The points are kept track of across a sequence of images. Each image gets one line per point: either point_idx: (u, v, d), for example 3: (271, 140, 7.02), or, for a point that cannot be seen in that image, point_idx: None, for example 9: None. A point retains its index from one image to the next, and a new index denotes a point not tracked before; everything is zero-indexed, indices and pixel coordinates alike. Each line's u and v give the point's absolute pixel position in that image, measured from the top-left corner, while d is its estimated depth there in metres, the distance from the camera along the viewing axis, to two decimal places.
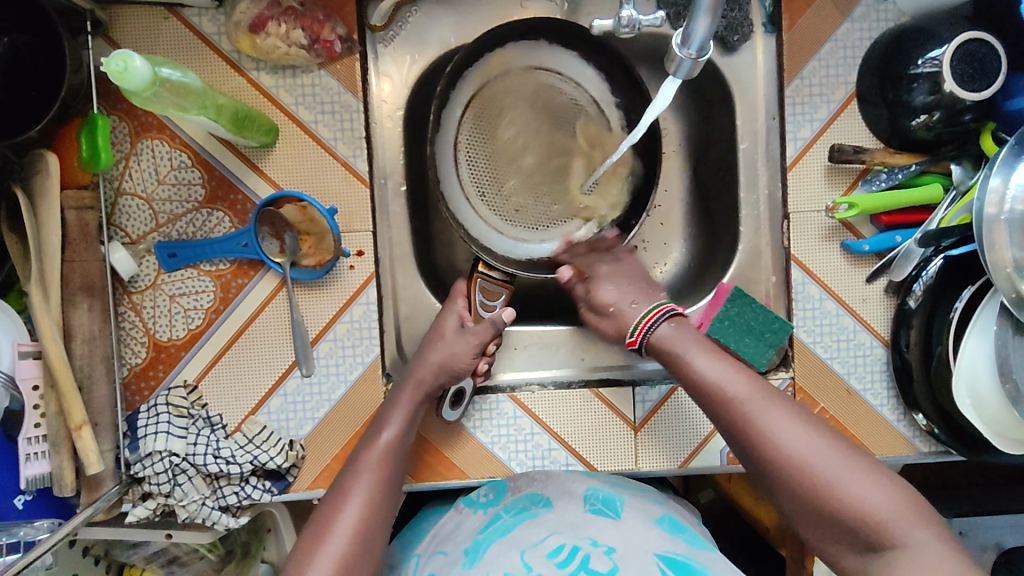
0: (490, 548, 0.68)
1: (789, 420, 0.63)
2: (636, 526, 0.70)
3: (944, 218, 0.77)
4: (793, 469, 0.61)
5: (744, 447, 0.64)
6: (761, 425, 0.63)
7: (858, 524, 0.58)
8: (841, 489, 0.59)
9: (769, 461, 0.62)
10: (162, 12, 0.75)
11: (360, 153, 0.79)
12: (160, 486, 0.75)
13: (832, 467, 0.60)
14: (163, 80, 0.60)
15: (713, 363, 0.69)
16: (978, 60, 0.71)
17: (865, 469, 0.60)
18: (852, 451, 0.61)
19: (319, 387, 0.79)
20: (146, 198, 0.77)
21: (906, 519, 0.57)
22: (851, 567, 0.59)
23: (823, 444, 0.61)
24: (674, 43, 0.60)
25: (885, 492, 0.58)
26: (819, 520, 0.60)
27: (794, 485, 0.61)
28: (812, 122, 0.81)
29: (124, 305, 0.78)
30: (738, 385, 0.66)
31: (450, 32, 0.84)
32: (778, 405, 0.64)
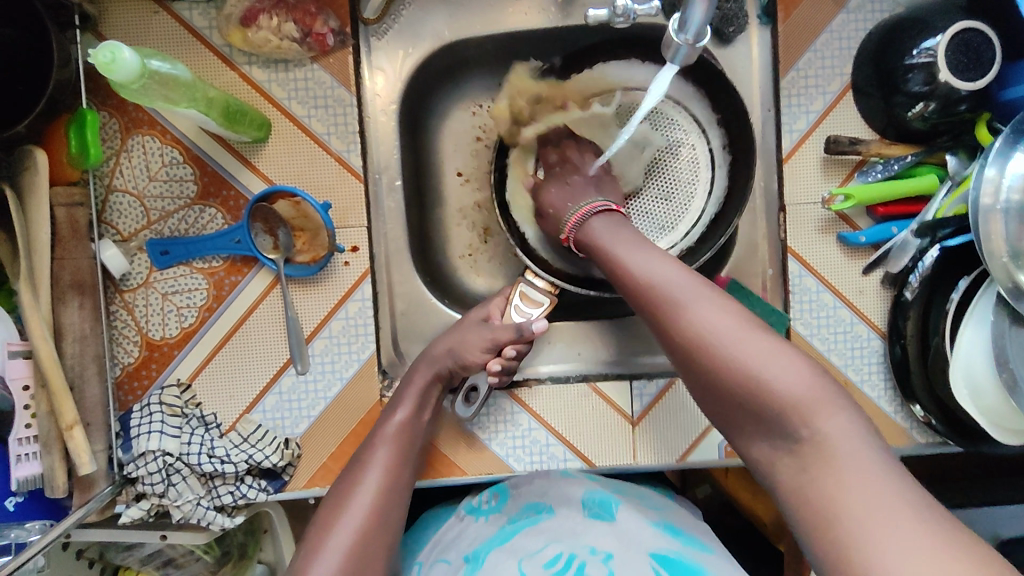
0: (488, 557, 0.68)
1: (706, 300, 0.58)
2: (634, 531, 0.69)
3: (940, 208, 0.77)
4: (703, 351, 0.56)
5: (655, 327, 0.61)
6: (674, 303, 0.59)
7: (770, 409, 0.53)
8: (753, 371, 0.54)
9: (681, 343, 0.58)
10: (152, 6, 0.74)
11: (354, 147, 0.78)
12: (154, 487, 0.74)
13: (750, 348, 0.55)
14: (152, 72, 0.59)
15: (634, 251, 0.65)
16: (973, 50, 0.71)
17: (783, 351, 0.55)
18: (777, 339, 0.56)
19: (314, 385, 0.79)
20: (138, 195, 0.76)
21: (824, 405, 0.52)
22: (764, 459, 0.55)
23: (743, 328, 0.56)
24: (670, 28, 0.59)
25: (804, 376, 0.53)
26: (734, 406, 0.56)
27: (707, 369, 0.56)
28: (808, 113, 0.81)
29: (116, 304, 0.77)
30: (648, 265, 0.63)
31: (443, 25, 0.83)
32: (696, 286, 0.60)
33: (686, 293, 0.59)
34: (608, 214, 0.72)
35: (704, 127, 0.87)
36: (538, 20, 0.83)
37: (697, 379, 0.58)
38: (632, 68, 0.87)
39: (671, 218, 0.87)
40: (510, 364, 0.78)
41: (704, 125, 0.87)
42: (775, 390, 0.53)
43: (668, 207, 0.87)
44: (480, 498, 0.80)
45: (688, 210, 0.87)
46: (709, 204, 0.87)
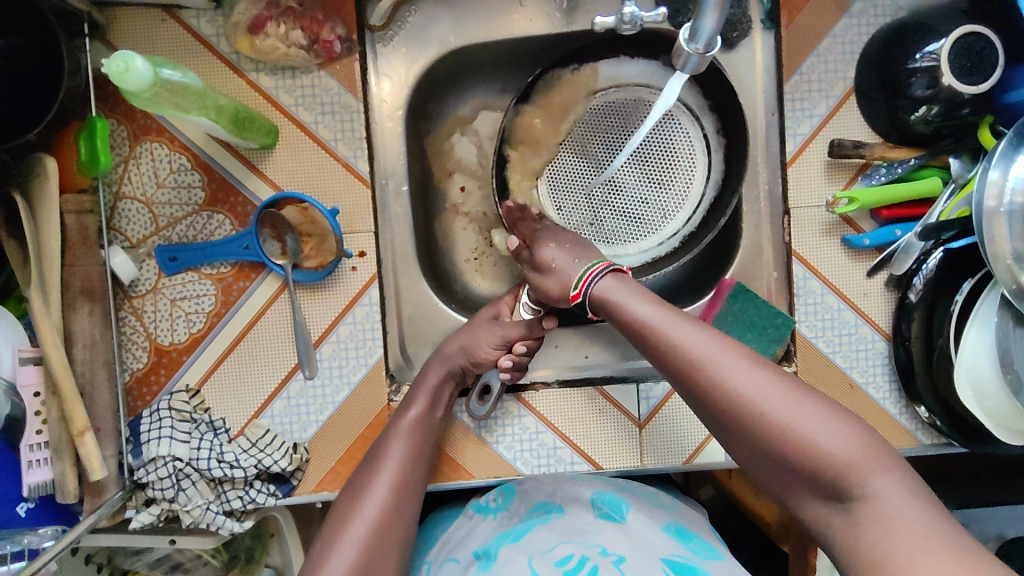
0: (498, 556, 0.68)
1: (742, 365, 0.59)
2: (645, 534, 0.69)
3: (943, 211, 0.77)
4: (747, 418, 0.57)
5: (694, 397, 0.60)
6: (712, 371, 0.59)
7: (823, 473, 0.54)
8: (807, 441, 0.54)
9: (723, 412, 0.58)
10: (160, 14, 0.75)
11: (360, 154, 0.78)
12: (164, 492, 0.75)
13: (792, 414, 0.56)
14: (164, 81, 0.59)
15: (661, 312, 0.64)
16: (976, 54, 0.71)
17: (825, 411, 0.56)
18: (813, 399, 0.57)
19: (322, 390, 0.79)
20: (146, 201, 0.76)
21: (875, 464, 0.53)
22: (817, 521, 0.55)
23: (780, 391, 0.57)
24: (682, 37, 0.59)
25: (847, 437, 0.54)
26: (783, 473, 0.56)
27: (753, 436, 0.57)
28: (811, 117, 0.81)
29: (125, 310, 0.77)
30: (681, 331, 0.62)
31: (449, 31, 0.83)
32: (733, 355, 0.60)
33: (723, 363, 0.59)
34: (620, 273, 0.71)
35: (697, 115, 0.89)
36: (543, 25, 0.83)
37: (740, 446, 0.58)
38: (624, 65, 0.87)
39: (669, 208, 0.89)
40: (521, 360, 0.78)
41: (696, 113, 0.89)
42: (825, 455, 0.54)
43: (667, 198, 0.89)
44: (487, 497, 0.80)
45: (686, 199, 0.89)
46: (707, 191, 0.89)
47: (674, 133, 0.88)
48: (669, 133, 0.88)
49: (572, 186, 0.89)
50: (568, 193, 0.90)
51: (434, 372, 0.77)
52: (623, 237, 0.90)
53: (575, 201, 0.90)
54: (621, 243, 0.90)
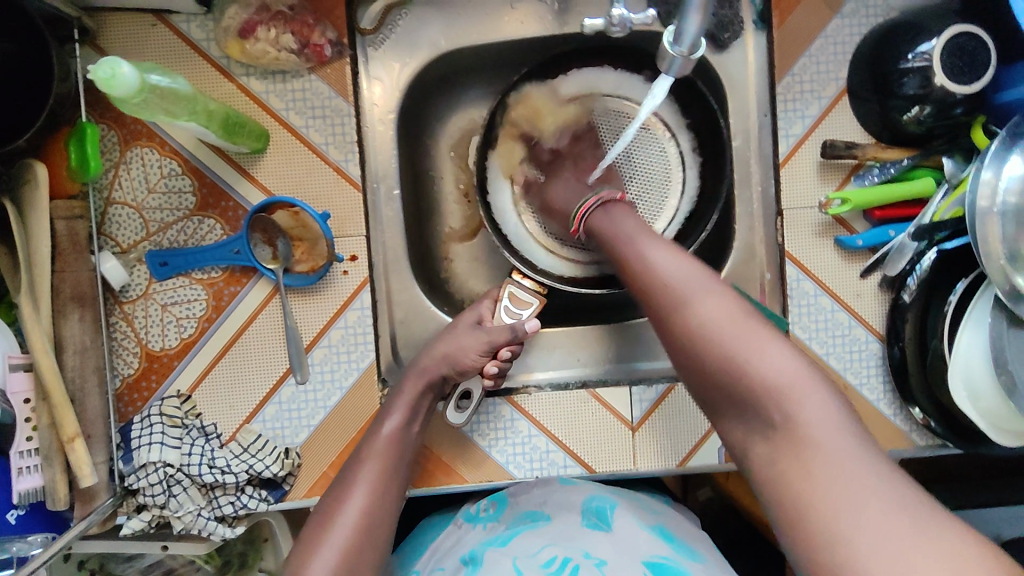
0: (485, 560, 0.70)
1: (697, 286, 0.61)
2: (630, 537, 0.70)
3: (936, 212, 0.77)
4: (689, 334, 0.59)
5: (652, 312, 0.63)
6: (667, 287, 0.61)
7: (748, 390, 0.54)
8: (739, 359, 0.55)
9: (669, 324, 0.61)
10: (150, 18, 0.75)
11: (352, 157, 0.78)
12: (155, 498, 0.74)
13: (734, 335, 0.56)
14: (152, 87, 0.59)
15: (638, 239, 0.67)
16: (967, 54, 0.71)
17: (767, 340, 0.56)
18: (767, 331, 0.57)
19: (314, 394, 0.79)
20: (137, 206, 0.76)
21: (803, 396, 0.53)
22: (746, 447, 0.56)
23: (731, 316, 0.58)
24: (666, 40, 0.57)
25: (784, 367, 0.54)
26: (716, 389, 0.57)
27: (690, 350, 0.58)
28: (803, 118, 0.81)
29: (115, 316, 0.77)
30: (651, 254, 0.65)
31: (440, 34, 0.83)
32: (695, 278, 0.61)
33: (681, 283, 0.61)
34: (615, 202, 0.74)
35: (674, 132, 0.91)
36: (534, 28, 0.83)
37: (681, 361, 0.60)
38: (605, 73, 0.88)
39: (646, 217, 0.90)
40: (506, 366, 0.79)
41: (673, 129, 0.91)
42: (754, 375, 0.54)
43: (643, 208, 0.90)
44: (478, 506, 0.80)
45: (663, 209, 0.90)
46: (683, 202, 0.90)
47: (649, 145, 0.90)
48: (645, 146, 0.90)
49: None
50: None
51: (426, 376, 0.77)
52: None
53: None
54: None
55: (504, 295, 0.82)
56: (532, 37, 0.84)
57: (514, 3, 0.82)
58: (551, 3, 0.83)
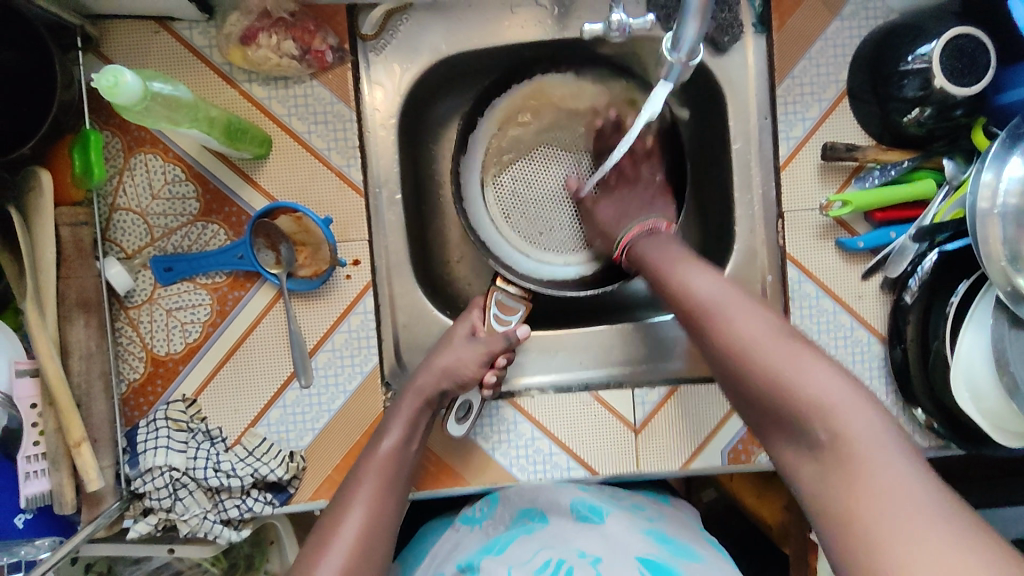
0: (483, 564, 0.72)
1: (738, 309, 0.64)
2: (623, 535, 0.72)
3: (937, 213, 0.77)
4: (734, 355, 0.62)
5: (698, 337, 0.66)
6: (709, 312, 0.65)
7: (793, 408, 0.56)
8: (784, 378, 0.57)
9: (714, 347, 0.64)
10: (153, 25, 0.75)
11: (354, 162, 0.79)
12: (161, 502, 0.75)
13: (776, 355, 0.59)
14: (155, 95, 0.59)
15: (681, 265, 0.71)
16: (967, 55, 0.71)
17: (810, 358, 0.58)
18: (809, 350, 0.59)
19: (318, 398, 0.79)
20: (141, 212, 0.77)
21: (847, 408, 0.54)
22: (795, 465, 0.57)
23: (772, 337, 0.61)
24: (665, 47, 0.56)
25: (826, 383, 0.56)
26: (763, 410, 0.60)
27: (738, 371, 0.61)
28: (804, 120, 0.81)
29: (121, 321, 0.78)
30: (694, 280, 0.68)
31: (441, 39, 0.83)
32: (737, 302, 0.65)
33: (724, 308, 0.64)
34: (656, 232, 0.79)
35: None
36: (535, 32, 0.84)
37: (729, 382, 0.63)
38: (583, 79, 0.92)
39: None
40: (503, 374, 0.81)
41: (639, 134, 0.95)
42: (797, 392, 0.56)
43: None
44: (474, 508, 0.82)
45: None
46: None
47: None
48: None
49: (520, 196, 0.93)
50: (517, 203, 0.93)
51: (430, 377, 0.77)
52: (569, 246, 0.94)
53: (522, 210, 0.94)
54: (568, 252, 0.94)
55: (494, 304, 0.84)
56: (532, 41, 0.85)
57: (514, 7, 0.83)
58: (551, 7, 0.83)
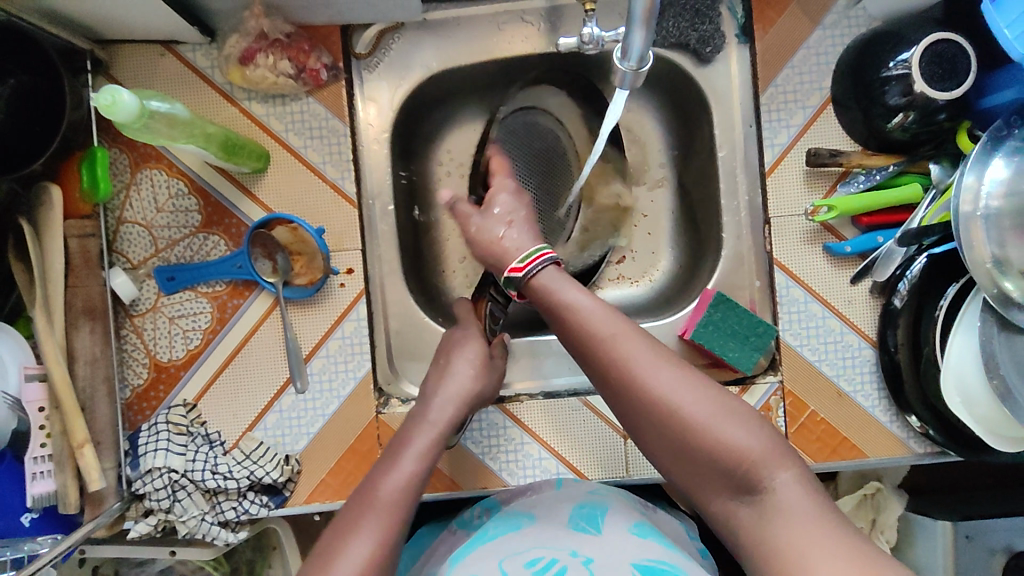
0: (469, 559, 0.67)
1: (646, 351, 0.61)
2: (619, 541, 0.67)
3: (924, 217, 0.77)
4: (662, 413, 0.59)
5: (614, 391, 0.62)
6: (622, 359, 0.61)
7: (726, 466, 0.57)
8: (717, 437, 0.57)
9: (641, 408, 0.60)
10: (158, 49, 0.80)
11: (347, 175, 0.82)
12: (160, 502, 0.78)
13: (699, 410, 0.58)
14: (152, 112, 0.63)
15: (590, 309, 0.64)
16: (947, 60, 0.72)
17: (726, 410, 0.59)
18: (723, 400, 0.60)
19: (313, 403, 0.82)
20: (146, 225, 0.81)
21: (777, 463, 0.57)
22: (729, 520, 0.58)
23: (684, 387, 0.59)
24: (616, 56, 0.57)
25: (748, 437, 0.57)
26: (680, 462, 0.60)
27: (665, 426, 0.59)
28: (788, 128, 0.82)
29: (126, 328, 0.81)
30: (609, 325, 0.63)
31: (432, 56, 0.86)
32: (653, 352, 0.61)
33: (645, 360, 0.60)
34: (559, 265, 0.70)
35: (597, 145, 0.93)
36: (523, 47, 0.86)
37: (642, 433, 0.61)
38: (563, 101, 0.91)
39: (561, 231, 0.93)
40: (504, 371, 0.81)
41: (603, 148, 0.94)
42: (723, 448, 0.57)
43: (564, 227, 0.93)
44: (472, 514, 0.80)
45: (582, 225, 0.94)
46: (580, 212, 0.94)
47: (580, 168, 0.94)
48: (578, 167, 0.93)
49: None
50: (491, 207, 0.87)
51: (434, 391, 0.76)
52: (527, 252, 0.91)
53: None
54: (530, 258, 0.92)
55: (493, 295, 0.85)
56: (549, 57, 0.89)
57: (502, 24, 0.86)
58: (538, 23, 0.86)
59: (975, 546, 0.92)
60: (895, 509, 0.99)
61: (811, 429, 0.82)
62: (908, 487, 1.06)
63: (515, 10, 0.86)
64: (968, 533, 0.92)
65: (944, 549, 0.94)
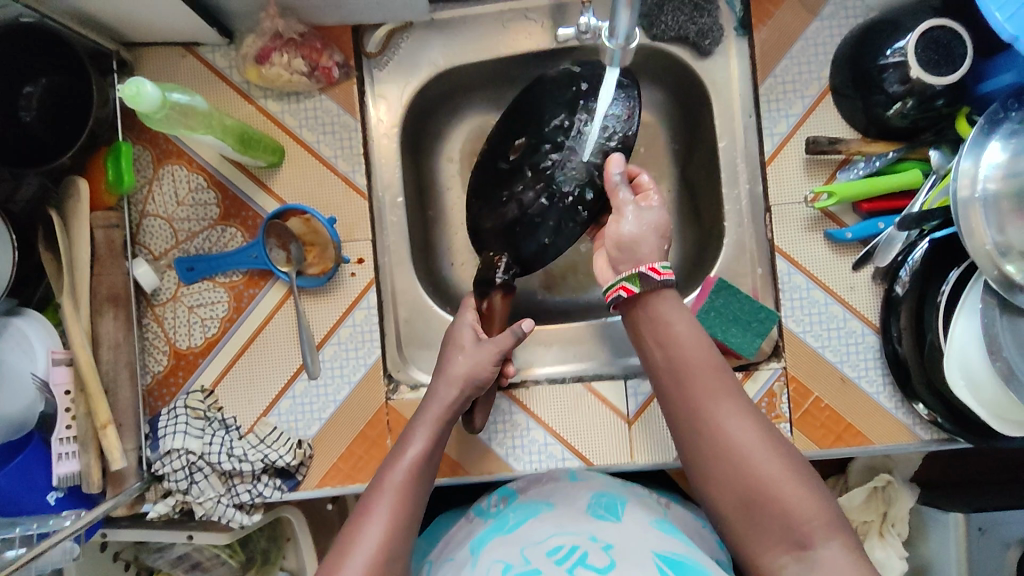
0: (491, 544, 0.69)
1: (730, 402, 0.63)
2: (638, 529, 0.69)
3: (925, 202, 0.78)
4: (733, 459, 0.60)
5: (691, 427, 0.64)
6: (707, 400, 0.63)
7: (786, 525, 0.58)
8: (782, 498, 0.58)
9: (715, 452, 0.61)
10: (180, 50, 0.84)
11: (358, 168, 0.85)
12: (178, 483, 0.80)
13: (771, 466, 0.59)
14: (172, 104, 0.66)
15: (686, 343, 0.65)
16: (943, 46, 0.73)
17: (797, 474, 0.59)
18: (794, 460, 0.61)
19: (325, 389, 0.84)
20: (168, 218, 0.84)
21: (833, 528, 0.57)
22: (767, 558, 0.59)
23: (762, 442, 0.61)
24: (605, 35, 0.60)
25: (813, 500, 0.58)
26: (741, 515, 0.60)
27: (733, 475, 0.60)
28: (787, 117, 0.84)
29: (148, 317, 0.85)
30: (701, 360, 0.65)
31: (439, 55, 0.89)
32: (736, 400, 0.63)
33: (728, 408, 0.62)
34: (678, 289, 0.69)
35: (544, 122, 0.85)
36: (527, 44, 0.89)
37: (708, 479, 0.62)
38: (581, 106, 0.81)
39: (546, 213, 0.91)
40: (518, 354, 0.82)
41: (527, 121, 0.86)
42: (787, 510, 0.58)
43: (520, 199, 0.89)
44: (487, 502, 0.80)
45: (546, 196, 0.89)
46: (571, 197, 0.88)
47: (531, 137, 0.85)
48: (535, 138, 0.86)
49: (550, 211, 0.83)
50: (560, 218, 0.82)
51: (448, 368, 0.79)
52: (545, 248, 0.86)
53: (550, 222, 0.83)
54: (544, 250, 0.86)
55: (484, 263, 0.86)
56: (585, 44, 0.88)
57: (507, 23, 0.89)
58: (542, 20, 0.89)
59: (989, 538, 0.90)
60: (906, 500, 0.97)
61: (816, 415, 0.82)
62: (921, 481, 1.05)
63: (520, 8, 0.89)
64: (981, 526, 0.91)
65: (957, 543, 0.92)
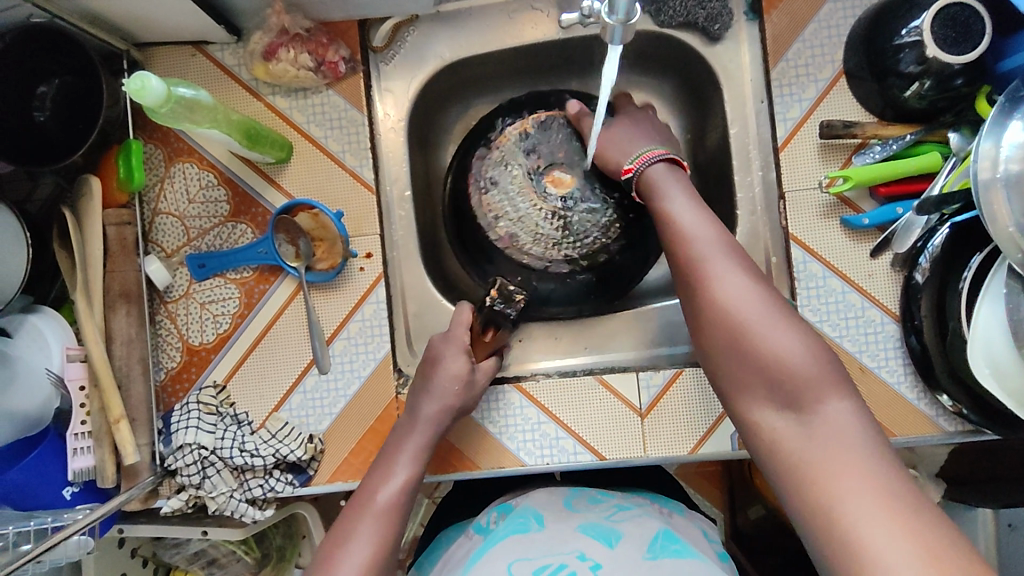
0: (480, 561, 0.69)
1: (725, 260, 0.64)
2: (632, 550, 0.68)
3: (945, 184, 0.75)
4: (720, 314, 0.61)
5: (687, 288, 0.66)
6: (698, 260, 0.65)
7: (772, 373, 0.58)
8: (770, 350, 0.58)
9: (706, 308, 0.63)
10: (190, 49, 0.85)
11: (366, 163, 0.85)
12: (191, 478, 0.81)
13: (761, 322, 0.60)
14: (178, 98, 0.67)
15: (684, 213, 0.68)
16: (961, 23, 0.71)
17: (784, 320, 0.60)
18: (794, 322, 0.60)
19: (335, 384, 0.84)
20: (179, 215, 0.85)
21: (828, 388, 0.56)
22: (759, 421, 0.58)
23: (756, 299, 0.61)
24: (604, 13, 0.59)
25: (805, 352, 0.58)
26: (727, 357, 0.61)
27: (721, 328, 0.61)
28: (801, 101, 0.82)
29: (161, 314, 0.85)
30: (700, 229, 0.67)
31: (446, 48, 0.90)
32: (729, 260, 0.64)
33: (721, 267, 0.64)
34: (675, 167, 0.74)
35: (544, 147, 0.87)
36: (534, 36, 0.89)
37: (700, 327, 0.64)
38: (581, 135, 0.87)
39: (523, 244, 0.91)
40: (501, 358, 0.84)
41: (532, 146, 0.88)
42: (765, 350, 0.58)
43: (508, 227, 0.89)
44: (487, 519, 0.79)
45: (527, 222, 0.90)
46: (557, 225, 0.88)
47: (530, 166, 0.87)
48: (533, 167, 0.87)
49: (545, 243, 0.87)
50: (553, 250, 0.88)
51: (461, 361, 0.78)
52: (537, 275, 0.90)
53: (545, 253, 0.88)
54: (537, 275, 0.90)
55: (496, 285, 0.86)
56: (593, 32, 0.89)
57: (512, 13, 0.89)
58: (548, 10, 0.88)
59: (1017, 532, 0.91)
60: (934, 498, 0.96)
61: None
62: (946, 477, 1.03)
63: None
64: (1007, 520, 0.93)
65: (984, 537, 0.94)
